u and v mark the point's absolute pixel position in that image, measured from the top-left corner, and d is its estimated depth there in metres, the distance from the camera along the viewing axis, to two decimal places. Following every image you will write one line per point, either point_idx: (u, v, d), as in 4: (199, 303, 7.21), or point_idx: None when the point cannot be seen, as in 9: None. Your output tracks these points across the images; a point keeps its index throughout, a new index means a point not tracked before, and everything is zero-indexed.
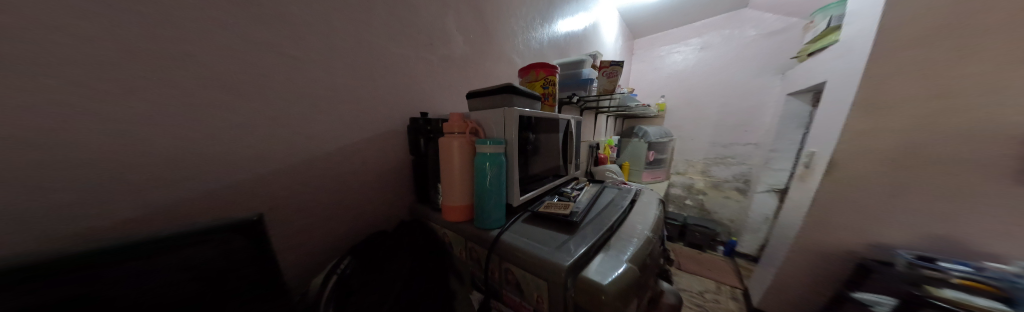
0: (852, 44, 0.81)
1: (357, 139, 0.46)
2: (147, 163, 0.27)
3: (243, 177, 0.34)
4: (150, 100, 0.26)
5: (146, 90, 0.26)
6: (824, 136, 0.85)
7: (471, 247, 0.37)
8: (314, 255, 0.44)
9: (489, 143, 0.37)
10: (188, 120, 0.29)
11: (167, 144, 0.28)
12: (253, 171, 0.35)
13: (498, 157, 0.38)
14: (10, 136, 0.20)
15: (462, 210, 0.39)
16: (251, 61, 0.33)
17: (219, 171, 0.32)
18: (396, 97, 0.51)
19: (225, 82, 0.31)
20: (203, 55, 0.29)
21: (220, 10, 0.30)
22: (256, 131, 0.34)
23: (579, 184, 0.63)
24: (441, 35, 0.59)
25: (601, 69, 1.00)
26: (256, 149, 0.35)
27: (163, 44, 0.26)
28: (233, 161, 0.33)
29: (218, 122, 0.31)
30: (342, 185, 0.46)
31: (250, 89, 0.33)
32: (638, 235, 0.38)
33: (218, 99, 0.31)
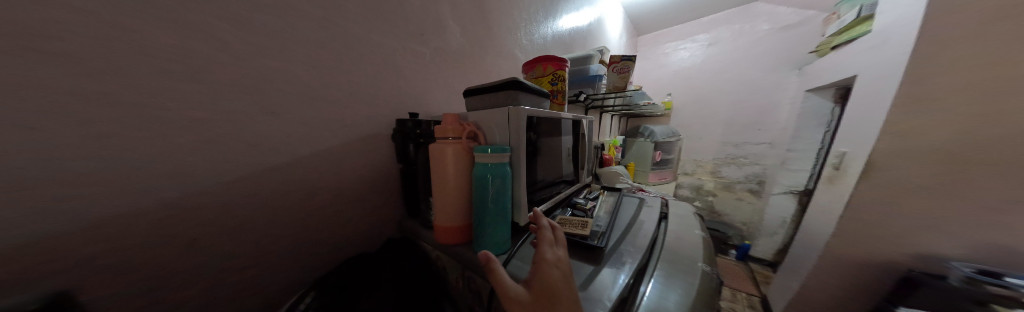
0: (882, 38, 0.77)
1: (335, 144, 0.40)
2: (13, 178, 0.20)
3: (176, 193, 0.28)
4: (41, 94, 0.20)
5: (32, 82, 0.19)
6: (863, 134, 0.76)
7: (470, 277, 0.31)
8: (281, 277, 0.38)
9: (492, 151, 0.30)
10: (88, 121, 0.22)
11: (66, 152, 0.21)
12: (192, 185, 0.28)
13: (502, 168, 0.31)
14: None
15: (458, 231, 0.32)
16: (191, 47, 0.26)
17: (139, 186, 0.25)
18: (382, 95, 0.45)
19: (146, 71, 0.24)
20: (121, 38, 0.23)
21: None
22: (196, 136, 0.28)
23: (593, 193, 0.57)
24: (436, 25, 0.52)
25: (611, 65, 0.93)
26: (195, 157, 0.28)
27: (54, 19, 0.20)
28: (160, 172, 0.26)
29: (135, 123, 0.24)
30: (315, 197, 0.40)
31: (187, 82, 0.26)
32: (682, 273, 0.32)
33: (135, 93, 0.24)
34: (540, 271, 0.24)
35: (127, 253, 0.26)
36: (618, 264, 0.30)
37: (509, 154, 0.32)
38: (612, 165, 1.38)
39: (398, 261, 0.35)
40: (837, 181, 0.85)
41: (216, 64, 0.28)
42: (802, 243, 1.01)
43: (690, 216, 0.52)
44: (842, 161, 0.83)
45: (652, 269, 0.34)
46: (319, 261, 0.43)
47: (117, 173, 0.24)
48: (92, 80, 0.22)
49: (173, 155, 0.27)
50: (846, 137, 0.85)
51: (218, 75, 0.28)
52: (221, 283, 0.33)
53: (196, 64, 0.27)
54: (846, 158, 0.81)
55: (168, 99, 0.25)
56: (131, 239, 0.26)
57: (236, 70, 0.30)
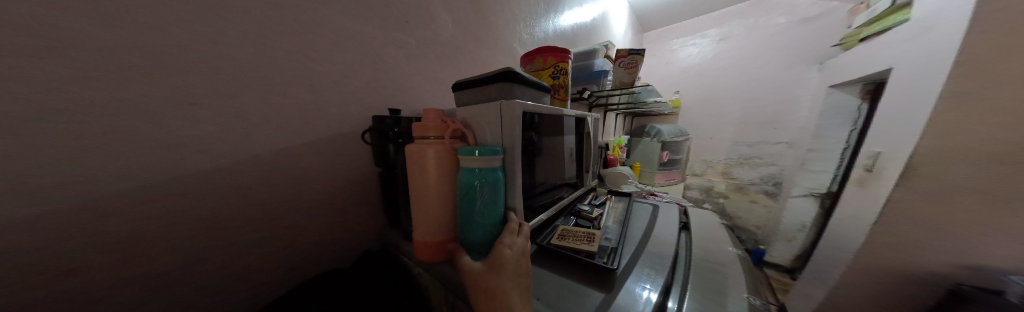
0: (925, 33, 0.72)
1: (306, 142, 0.36)
2: None
3: (91, 201, 0.23)
4: None
5: None
6: (910, 134, 0.70)
7: (453, 302, 0.26)
8: (243, 292, 0.34)
9: (479, 153, 0.25)
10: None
11: None
12: (114, 191, 0.24)
13: (494, 173, 0.26)
14: None
15: (441, 247, 0.27)
16: (109, 24, 0.22)
17: (33, 193, 0.20)
18: (361, 89, 0.41)
19: (39, 49, 0.19)
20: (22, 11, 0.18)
21: None
22: (117, 131, 0.23)
23: (599, 198, 0.51)
24: (424, 14, 0.48)
25: (617, 60, 0.87)
26: (113, 157, 0.23)
27: None
28: (63, 176, 0.21)
29: (18, 115, 0.19)
30: (281, 202, 0.35)
31: (100, 67, 0.21)
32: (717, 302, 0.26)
33: (20, 77, 0.19)
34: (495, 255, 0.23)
35: (21, 276, 0.21)
36: (635, 289, 0.25)
37: (502, 156, 0.27)
38: (616, 165, 1.32)
39: (374, 280, 0.30)
40: (872, 182, 0.86)
41: (147, 47, 0.23)
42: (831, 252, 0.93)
43: (717, 227, 0.47)
44: (878, 162, 0.84)
45: (676, 292, 0.28)
46: (290, 272, 0.38)
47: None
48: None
49: (82, 155, 0.22)
50: (887, 137, 0.82)
51: (147, 59, 0.24)
52: (162, 303, 0.28)
53: (118, 45, 0.22)
54: (882, 159, 0.81)
55: (74, 85, 0.21)
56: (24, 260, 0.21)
57: (175, 55, 0.25)
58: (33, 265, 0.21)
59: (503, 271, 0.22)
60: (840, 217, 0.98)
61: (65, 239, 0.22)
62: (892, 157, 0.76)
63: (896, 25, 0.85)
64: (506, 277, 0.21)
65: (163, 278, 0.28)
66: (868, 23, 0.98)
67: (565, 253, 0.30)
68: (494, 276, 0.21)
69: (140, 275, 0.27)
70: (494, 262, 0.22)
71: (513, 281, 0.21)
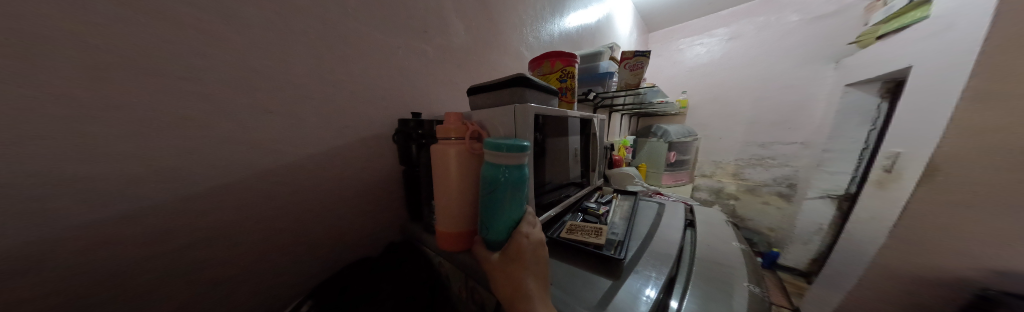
0: (949, 30, 0.70)
1: (337, 144, 0.40)
2: (45, 176, 0.21)
3: (155, 188, 0.27)
4: (51, 95, 0.20)
5: (41, 83, 0.20)
6: (932, 134, 0.68)
7: (472, 288, 0.29)
8: (281, 277, 0.38)
9: (508, 150, 0.25)
10: (47, 113, 0.20)
11: (79, 150, 0.22)
12: (173, 181, 0.27)
13: (516, 168, 0.26)
14: None
15: (462, 237, 0.30)
16: (171, 36, 0.25)
17: (126, 186, 0.25)
18: (382, 95, 0.44)
19: (132, 68, 0.23)
20: (119, 41, 0.23)
21: None
22: (176, 128, 0.26)
23: (606, 197, 0.53)
24: (439, 23, 0.51)
25: (623, 61, 0.89)
26: (185, 157, 0.28)
27: (59, 23, 0.20)
28: (145, 172, 0.26)
29: (117, 123, 0.23)
30: (312, 198, 0.39)
31: (162, 73, 0.25)
32: (721, 292, 0.28)
33: (118, 93, 0.23)
34: (512, 242, 0.26)
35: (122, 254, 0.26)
36: (639, 279, 0.27)
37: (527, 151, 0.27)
38: (623, 166, 1.33)
39: (398, 266, 0.33)
40: (891, 184, 0.84)
41: (210, 64, 0.28)
42: (850, 256, 0.91)
43: (726, 223, 0.48)
44: (897, 163, 0.82)
45: (679, 282, 0.30)
46: (322, 263, 0.42)
47: (87, 168, 0.23)
48: (55, 72, 0.20)
49: (159, 154, 0.26)
50: (906, 138, 0.80)
51: (207, 74, 0.28)
52: (218, 284, 0.33)
53: (179, 56, 0.26)
54: (902, 159, 0.80)
55: (144, 92, 0.24)
56: (115, 236, 0.25)
57: (221, 62, 0.28)
58: (127, 246, 0.26)
59: (522, 261, 0.24)
60: (857, 219, 0.96)
61: (155, 225, 0.27)
62: (914, 157, 0.74)
63: (916, 21, 0.82)
64: (524, 267, 0.24)
65: (216, 261, 0.32)
66: (886, 20, 0.96)
67: (574, 245, 0.32)
68: (510, 261, 0.25)
69: (200, 259, 0.31)
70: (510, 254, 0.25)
71: (530, 268, 0.24)
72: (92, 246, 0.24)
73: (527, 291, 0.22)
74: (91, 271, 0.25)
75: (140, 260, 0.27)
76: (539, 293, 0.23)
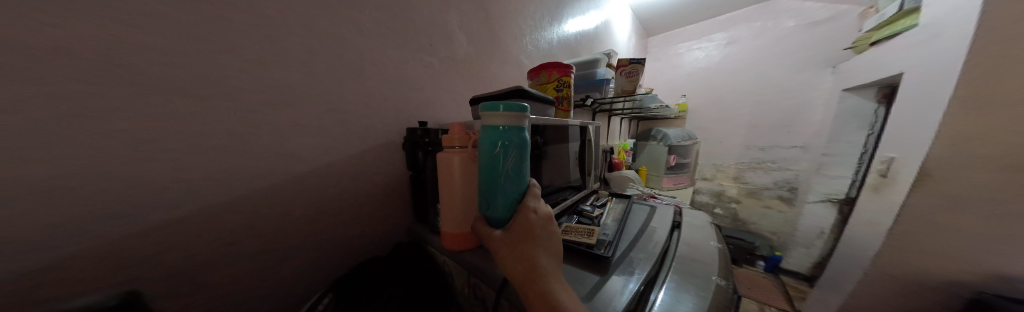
0: (939, 38, 0.72)
1: (351, 154, 0.43)
2: (104, 190, 0.24)
3: (191, 195, 0.29)
4: (112, 117, 0.23)
5: (103, 107, 0.22)
6: (923, 139, 0.70)
7: (475, 284, 0.31)
8: (299, 279, 0.40)
9: (499, 108, 0.27)
10: (106, 133, 0.23)
11: (133, 165, 0.25)
12: (205, 190, 0.29)
13: (514, 133, 0.28)
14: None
15: (465, 235, 0.33)
16: (209, 60, 0.27)
17: (168, 198, 0.27)
18: (392, 106, 0.47)
19: (177, 90, 0.26)
20: (166, 66, 0.25)
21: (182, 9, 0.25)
22: (212, 141, 0.29)
23: (601, 200, 0.55)
24: (444, 36, 0.55)
25: (618, 68, 0.92)
26: (220, 170, 0.30)
27: (119, 53, 0.22)
28: (185, 184, 0.28)
29: (164, 140, 0.26)
30: (328, 204, 0.41)
31: (200, 92, 0.27)
32: (698, 283, 0.31)
33: (166, 113, 0.25)
34: (519, 217, 0.27)
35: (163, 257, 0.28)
36: (625, 273, 0.30)
37: (525, 116, 0.28)
38: (623, 169, 1.35)
39: (405, 264, 0.36)
40: (886, 188, 0.85)
41: (242, 84, 0.30)
42: (848, 258, 0.92)
43: (712, 224, 0.51)
44: (892, 167, 0.83)
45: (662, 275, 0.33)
46: (336, 265, 0.45)
47: (138, 182, 0.25)
48: (116, 97, 0.23)
49: (198, 168, 0.28)
50: (899, 143, 0.82)
51: (239, 92, 0.30)
52: (245, 285, 0.35)
53: (217, 78, 0.28)
54: (896, 164, 0.81)
55: (187, 112, 0.27)
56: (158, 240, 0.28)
57: (251, 81, 0.31)
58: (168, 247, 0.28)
59: (535, 238, 0.26)
60: (854, 223, 0.97)
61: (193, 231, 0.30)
62: (907, 162, 0.76)
63: (910, 27, 0.84)
64: (538, 244, 0.26)
65: (244, 261, 0.34)
66: (879, 27, 0.98)
67: (567, 244, 0.35)
68: (518, 238, 0.26)
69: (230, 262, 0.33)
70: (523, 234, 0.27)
71: (542, 247, 0.26)
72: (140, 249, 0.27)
73: (542, 268, 0.24)
74: (136, 270, 0.27)
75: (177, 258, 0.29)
76: (552, 269, 0.24)
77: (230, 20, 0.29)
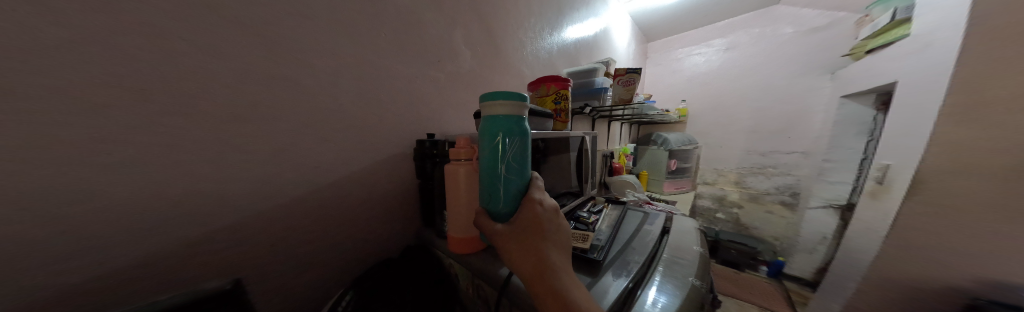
0: (930, 49, 0.74)
1: (369, 167, 0.45)
2: (163, 209, 0.26)
3: (232, 211, 0.30)
4: (170, 143, 0.25)
5: (163, 133, 0.24)
6: (916, 148, 0.71)
7: (479, 285, 0.34)
8: (320, 288, 0.42)
9: (500, 97, 0.29)
10: (168, 157, 0.25)
11: (188, 186, 0.27)
12: (245, 206, 0.31)
13: (509, 121, 0.30)
14: (70, 192, 0.21)
15: (470, 241, 0.36)
16: (251, 86, 0.30)
17: (215, 216, 0.29)
18: (404, 119, 0.50)
19: (224, 114, 0.28)
20: (214, 93, 0.27)
21: (229, 42, 0.28)
22: (251, 161, 0.31)
23: (597, 206, 0.58)
24: (450, 52, 0.58)
25: (617, 78, 0.95)
26: (258, 186, 0.32)
27: (177, 84, 0.24)
28: (227, 202, 0.30)
29: (213, 162, 0.28)
30: (347, 216, 0.43)
31: (244, 115, 0.30)
32: (677, 281, 0.34)
33: (217, 138, 0.28)
34: (523, 211, 0.29)
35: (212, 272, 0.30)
36: (614, 275, 0.32)
37: (521, 109, 0.30)
38: (623, 174, 1.37)
39: (414, 266, 0.39)
40: (882, 195, 0.87)
41: (277, 105, 0.33)
42: (847, 264, 0.93)
43: (698, 227, 0.54)
44: (887, 174, 0.84)
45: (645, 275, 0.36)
46: (353, 273, 0.47)
47: (189, 201, 0.27)
48: (176, 123, 0.25)
49: (239, 185, 0.30)
50: (893, 151, 0.84)
51: (275, 114, 0.32)
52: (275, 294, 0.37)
53: (257, 102, 0.31)
54: (892, 171, 0.82)
55: (233, 135, 0.29)
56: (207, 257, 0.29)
57: (285, 103, 0.33)
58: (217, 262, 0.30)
59: (537, 231, 0.28)
60: (853, 229, 0.98)
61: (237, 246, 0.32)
62: (902, 169, 0.77)
63: (904, 36, 0.85)
64: (541, 236, 0.28)
65: (274, 272, 0.36)
66: (874, 36, 1.00)
67: None
68: (522, 231, 0.28)
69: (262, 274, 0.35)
70: (532, 221, 0.29)
71: (543, 238, 0.27)
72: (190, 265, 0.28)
73: (545, 257, 0.26)
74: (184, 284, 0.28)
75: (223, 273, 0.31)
76: (557, 260, 0.26)
77: (270, 49, 0.31)
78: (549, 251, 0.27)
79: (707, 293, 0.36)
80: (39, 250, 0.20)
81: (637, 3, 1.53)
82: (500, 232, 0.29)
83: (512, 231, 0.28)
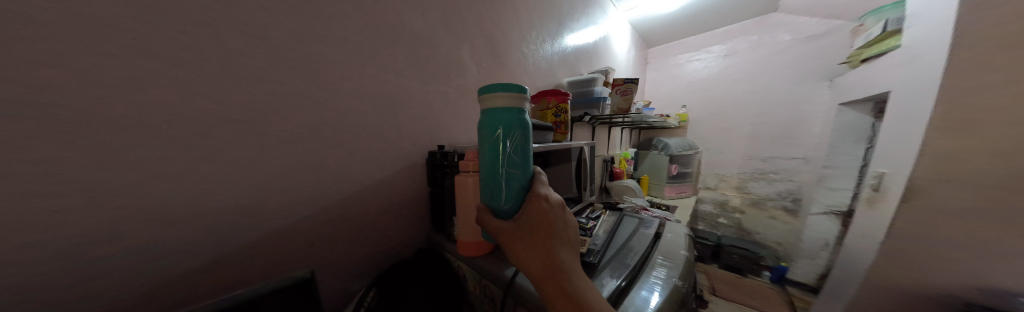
0: (919, 61, 0.76)
1: (381, 176, 0.49)
2: (207, 209, 0.31)
3: (261, 214, 0.36)
4: (214, 157, 0.30)
5: (208, 148, 0.30)
6: (908, 156, 0.74)
7: (485, 284, 0.38)
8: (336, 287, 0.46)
9: (499, 90, 0.32)
10: (212, 168, 0.30)
11: (228, 192, 0.32)
12: (272, 210, 0.36)
13: (507, 117, 0.32)
14: (138, 196, 0.26)
15: (477, 244, 0.40)
16: (280, 107, 0.35)
17: (247, 217, 0.34)
18: (414, 132, 0.54)
19: (255, 132, 0.33)
20: (249, 115, 0.32)
21: (263, 71, 0.33)
22: (277, 171, 0.36)
23: (596, 213, 0.61)
24: (458, 68, 0.63)
25: (615, 87, 1.01)
26: (283, 193, 0.37)
27: (220, 108, 0.30)
28: (258, 205, 0.35)
29: (247, 170, 0.33)
30: (361, 220, 0.47)
31: (272, 133, 0.35)
32: (664, 281, 0.37)
33: (248, 152, 0.33)
34: (529, 210, 0.33)
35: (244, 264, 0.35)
36: (608, 276, 0.35)
37: (520, 105, 0.33)
38: (624, 179, 1.40)
39: (425, 266, 0.43)
40: (878, 202, 0.88)
41: (301, 123, 0.38)
42: (844, 269, 0.95)
43: (689, 234, 0.56)
44: (882, 182, 0.86)
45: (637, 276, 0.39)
46: (366, 274, 0.50)
47: (227, 203, 0.32)
48: (220, 139, 0.30)
49: (267, 191, 0.35)
50: (888, 159, 0.86)
51: (298, 130, 0.37)
52: None
53: (284, 121, 0.36)
54: (887, 179, 0.84)
55: (265, 149, 0.34)
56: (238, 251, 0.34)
57: (307, 121, 0.38)
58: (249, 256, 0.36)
59: (543, 228, 0.31)
60: (851, 236, 0.99)
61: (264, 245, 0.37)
62: (895, 177, 0.79)
63: (896, 46, 0.88)
64: (546, 234, 0.31)
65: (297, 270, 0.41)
66: (866, 46, 1.03)
67: None
68: (527, 229, 0.31)
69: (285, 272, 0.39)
70: (534, 215, 0.32)
71: (547, 237, 0.31)
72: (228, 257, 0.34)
73: (552, 252, 0.29)
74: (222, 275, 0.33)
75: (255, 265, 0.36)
76: (562, 255, 0.30)
77: (295, 75, 0.36)
78: (555, 246, 0.30)
79: (690, 293, 0.39)
80: (120, 241, 0.26)
81: (638, 12, 1.57)
82: (505, 231, 0.32)
83: (515, 231, 0.31)
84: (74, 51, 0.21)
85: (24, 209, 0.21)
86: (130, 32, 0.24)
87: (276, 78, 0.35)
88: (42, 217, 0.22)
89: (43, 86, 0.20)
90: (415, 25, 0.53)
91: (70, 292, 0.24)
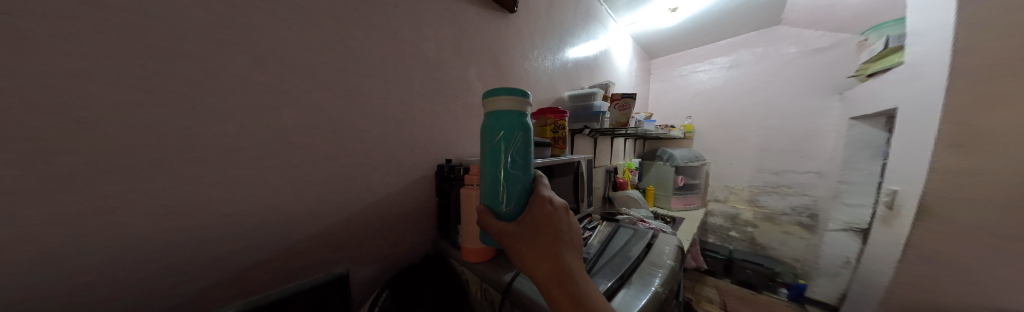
0: (923, 78, 0.76)
1: (393, 187, 0.55)
2: (246, 215, 0.37)
3: (289, 221, 0.41)
4: (257, 171, 0.37)
5: (251, 163, 0.36)
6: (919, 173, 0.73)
7: (486, 289, 0.41)
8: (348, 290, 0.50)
9: (502, 93, 0.36)
10: (253, 179, 0.37)
11: (265, 201, 0.38)
12: (299, 217, 0.42)
13: (507, 120, 0.36)
14: (200, 202, 0.33)
15: (480, 251, 0.44)
16: (310, 129, 0.42)
17: (278, 223, 0.40)
18: (423, 147, 0.60)
19: (289, 150, 0.40)
20: (285, 136, 0.39)
21: (298, 99, 0.40)
22: (305, 184, 0.42)
23: (593, 224, 0.66)
24: (465, 88, 0.69)
25: (614, 102, 1.05)
26: (309, 203, 0.43)
27: (264, 132, 0.37)
28: (287, 212, 0.41)
29: (281, 182, 0.40)
30: (374, 228, 0.52)
31: (300, 151, 0.41)
32: (649, 289, 0.38)
33: (282, 167, 0.39)
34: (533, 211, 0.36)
35: (272, 264, 0.41)
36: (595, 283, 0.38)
37: (520, 108, 0.37)
38: (627, 189, 1.40)
39: (429, 270, 0.47)
40: (893, 220, 0.86)
41: (328, 142, 0.44)
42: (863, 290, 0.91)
43: (681, 244, 0.57)
44: (896, 200, 0.85)
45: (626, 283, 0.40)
46: (376, 279, 0.54)
47: (262, 210, 0.38)
48: (262, 157, 0.37)
49: (296, 201, 0.41)
50: (898, 176, 0.85)
51: (325, 149, 0.44)
52: None
53: (310, 141, 0.42)
54: (900, 196, 0.82)
55: (295, 166, 0.41)
56: (270, 253, 0.40)
57: (332, 141, 0.45)
58: (278, 257, 0.41)
59: (544, 227, 0.34)
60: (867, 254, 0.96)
61: (291, 248, 0.42)
62: (910, 195, 0.77)
63: (899, 63, 0.89)
64: (548, 234, 0.34)
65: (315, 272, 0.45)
66: (873, 60, 1.03)
67: None
68: (529, 230, 0.34)
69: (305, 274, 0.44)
70: (537, 216, 0.35)
71: (549, 235, 0.33)
72: (261, 257, 0.39)
73: (554, 250, 0.32)
74: (253, 273, 0.39)
75: (281, 266, 0.41)
76: (566, 254, 0.33)
77: (325, 102, 0.43)
78: (558, 244, 0.33)
79: (673, 301, 0.40)
80: (181, 241, 0.32)
81: (639, 26, 1.63)
82: (509, 232, 0.35)
83: (517, 233, 0.35)
84: (169, 96, 0.29)
85: (124, 211, 0.28)
86: (202, 76, 0.31)
87: (309, 104, 0.41)
88: (133, 218, 0.29)
89: (146, 120, 0.28)
90: (428, 52, 0.59)
91: (144, 281, 0.30)
